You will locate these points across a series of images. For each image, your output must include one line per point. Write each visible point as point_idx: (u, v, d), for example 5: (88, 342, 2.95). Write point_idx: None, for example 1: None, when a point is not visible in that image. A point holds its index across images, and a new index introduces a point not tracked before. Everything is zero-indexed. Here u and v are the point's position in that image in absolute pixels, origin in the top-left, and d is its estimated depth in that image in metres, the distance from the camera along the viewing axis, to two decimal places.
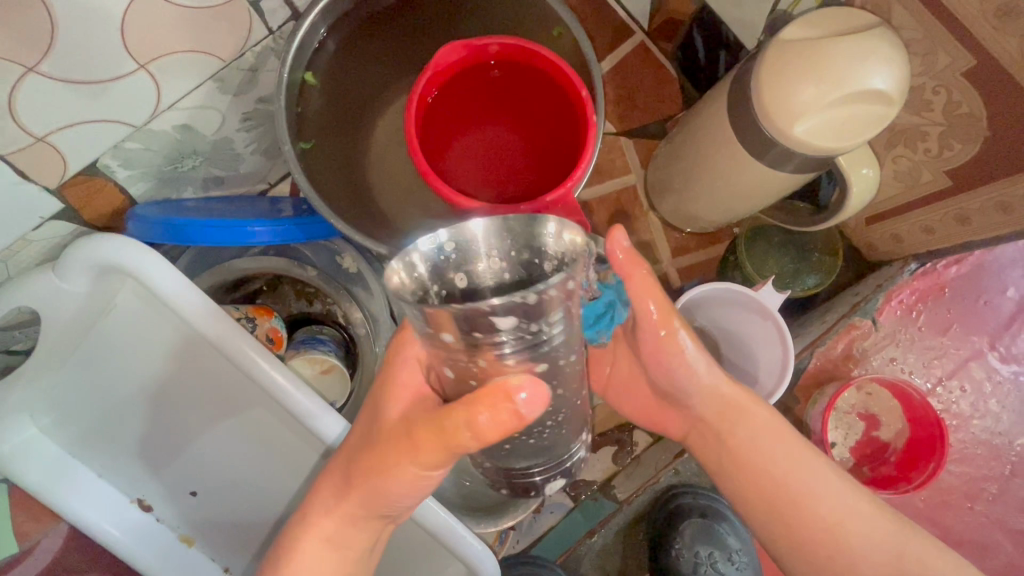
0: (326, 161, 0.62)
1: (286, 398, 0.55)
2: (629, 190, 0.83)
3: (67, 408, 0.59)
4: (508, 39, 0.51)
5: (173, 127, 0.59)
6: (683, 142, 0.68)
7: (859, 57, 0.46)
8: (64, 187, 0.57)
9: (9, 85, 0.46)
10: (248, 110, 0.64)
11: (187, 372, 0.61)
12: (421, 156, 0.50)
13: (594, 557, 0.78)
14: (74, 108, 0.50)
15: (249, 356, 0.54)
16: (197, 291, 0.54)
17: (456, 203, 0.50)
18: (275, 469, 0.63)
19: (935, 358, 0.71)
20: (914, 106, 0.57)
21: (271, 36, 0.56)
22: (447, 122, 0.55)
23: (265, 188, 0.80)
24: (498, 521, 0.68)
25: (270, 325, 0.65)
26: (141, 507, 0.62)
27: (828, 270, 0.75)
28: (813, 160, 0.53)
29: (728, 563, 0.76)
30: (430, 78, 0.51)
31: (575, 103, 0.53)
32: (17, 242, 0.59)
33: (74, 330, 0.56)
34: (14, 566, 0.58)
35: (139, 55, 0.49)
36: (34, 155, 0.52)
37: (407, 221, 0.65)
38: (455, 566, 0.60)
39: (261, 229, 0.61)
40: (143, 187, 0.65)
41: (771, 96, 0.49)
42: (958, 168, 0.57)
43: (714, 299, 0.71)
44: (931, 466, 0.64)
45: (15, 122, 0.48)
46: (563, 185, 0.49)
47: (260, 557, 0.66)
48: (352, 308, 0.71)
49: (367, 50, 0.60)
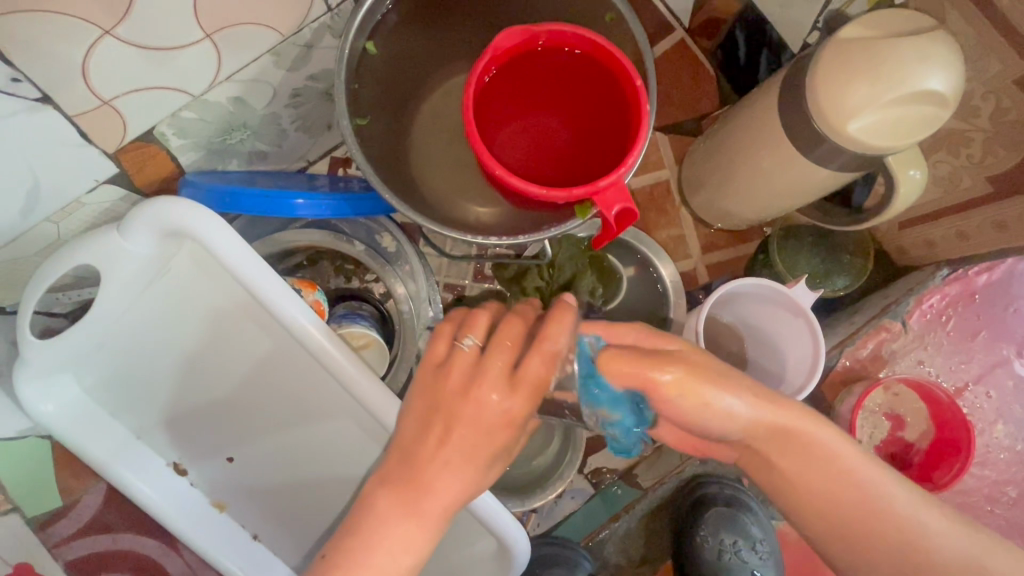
0: (377, 139, 0.63)
1: (333, 367, 0.56)
2: (663, 184, 0.84)
3: (109, 369, 0.60)
4: (566, 27, 0.52)
5: (230, 98, 0.60)
6: (723, 138, 0.68)
7: (917, 58, 0.47)
8: (121, 151, 0.58)
9: (86, 48, 0.46)
10: (299, 86, 0.65)
11: (233, 339, 0.62)
12: (477, 137, 0.51)
13: (616, 541, 0.79)
14: (141, 75, 0.51)
15: (299, 323, 0.55)
16: (253, 256, 0.55)
17: (510, 184, 0.51)
18: (312, 442, 0.64)
19: (962, 362, 0.72)
20: (960, 112, 0.58)
21: (329, 13, 0.57)
22: (500, 105, 0.56)
23: (303, 166, 0.82)
24: (526, 501, 0.71)
25: (314, 297, 0.67)
26: (177, 470, 0.64)
27: (857, 272, 0.77)
28: (861, 160, 0.54)
29: (753, 553, 0.75)
30: (488, 61, 0.52)
31: (628, 93, 0.54)
32: (70, 205, 0.60)
33: (127, 291, 0.57)
34: (63, 516, 0.62)
35: (208, 25, 0.50)
36: (99, 118, 0.53)
37: (449, 203, 0.66)
38: (487, 539, 0.61)
39: (305, 202, 0.62)
40: (193, 157, 0.66)
41: (824, 95, 0.50)
42: (1000, 175, 0.58)
43: (747, 293, 0.72)
44: (957, 467, 0.65)
45: (85, 85, 0.49)
46: (615, 172, 0.50)
47: (291, 524, 0.67)
48: (395, 283, 0.72)
49: (423, 31, 0.61)
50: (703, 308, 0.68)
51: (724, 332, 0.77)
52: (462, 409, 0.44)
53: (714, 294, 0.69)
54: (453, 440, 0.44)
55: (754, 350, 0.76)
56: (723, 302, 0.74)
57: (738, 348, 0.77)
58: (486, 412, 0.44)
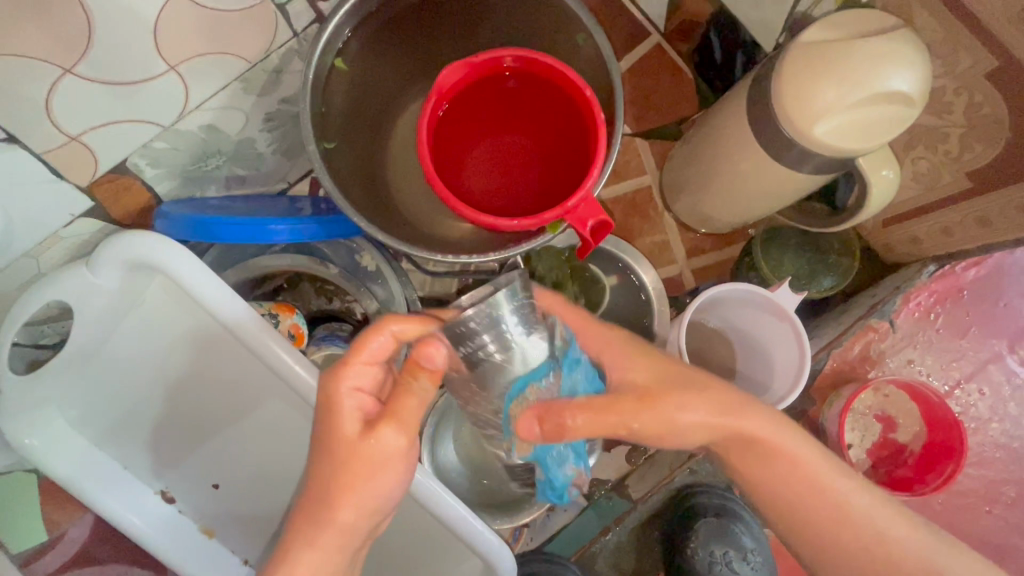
0: (348, 162, 0.62)
1: (309, 391, 0.56)
2: (645, 190, 0.83)
3: (89, 402, 0.60)
4: (511, 52, 0.52)
5: (200, 128, 0.60)
6: (701, 142, 0.67)
7: (880, 58, 0.46)
8: (95, 185, 0.58)
9: (47, 85, 0.46)
10: (270, 111, 0.65)
11: (214, 365, 0.62)
12: (436, 174, 0.51)
13: (609, 556, 0.78)
14: (107, 108, 0.51)
15: (274, 351, 0.55)
16: (223, 284, 0.56)
17: (475, 218, 0.51)
18: (295, 465, 0.65)
19: (953, 361, 0.71)
20: (935, 108, 0.57)
21: (296, 38, 0.57)
22: (461, 131, 0.56)
23: (285, 188, 0.81)
24: (514, 518, 0.71)
25: (292, 321, 0.68)
26: (163, 498, 0.63)
27: (844, 271, 0.76)
28: (833, 162, 0.53)
29: (743, 563, 0.75)
30: (438, 96, 0.53)
31: (582, 107, 0.53)
32: (48, 239, 0.61)
33: (105, 324, 0.58)
34: (48, 551, 0.63)
35: (169, 57, 0.50)
36: (68, 154, 0.53)
37: (422, 223, 0.66)
38: (473, 560, 0.61)
39: (281, 227, 0.62)
40: (169, 186, 0.66)
41: (790, 99, 0.50)
42: (979, 170, 0.57)
43: (734, 299, 0.70)
44: (949, 470, 0.64)
45: (51, 123, 0.49)
46: (582, 189, 0.50)
47: (279, 550, 0.67)
48: (372, 303, 0.73)
49: (386, 53, 0.61)
50: (686, 314, 0.67)
51: (714, 340, 0.76)
52: (327, 428, 0.46)
53: (694, 301, 0.67)
54: (331, 465, 0.45)
55: (743, 355, 0.74)
56: (706, 308, 0.74)
57: (727, 354, 0.75)
58: (342, 430, 0.45)
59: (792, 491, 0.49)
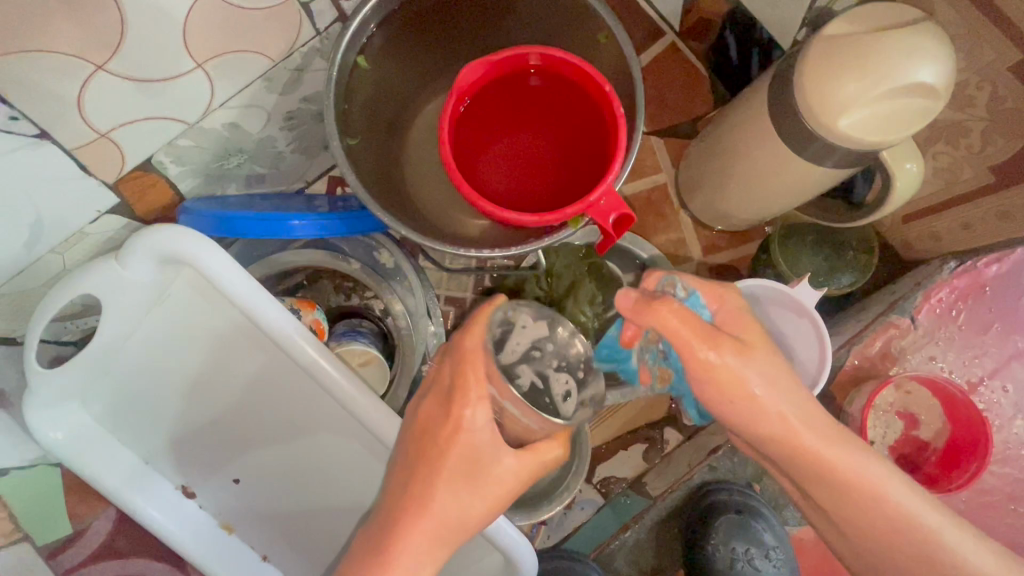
0: (369, 159, 0.63)
1: (331, 386, 0.57)
2: (660, 188, 0.83)
3: (113, 396, 0.61)
4: (533, 49, 0.52)
5: (223, 126, 0.61)
6: (718, 137, 0.68)
7: (904, 50, 0.46)
8: (121, 181, 0.59)
9: (80, 82, 0.47)
10: (292, 109, 0.66)
11: (234, 361, 0.62)
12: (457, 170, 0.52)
13: (627, 553, 0.78)
14: (135, 105, 0.52)
15: (297, 345, 0.56)
16: (247, 278, 0.56)
17: (497, 213, 0.52)
18: (315, 461, 0.65)
19: (976, 358, 0.70)
20: (957, 102, 0.57)
21: (319, 36, 0.58)
22: (482, 128, 0.57)
23: (303, 187, 0.82)
24: (532, 515, 0.71)
25: (313, 316, 0.68)
26: (185, 493, 0.64)
27: (863, 267, 0.76)
28: (855, 156, 0.53)
29: (765, 561, 0.74)
30: (459, 93, 0.53)
31: (603, 103, 0.54)
32: (74, 235, 0.61)
33: (130, 318, 0.59)
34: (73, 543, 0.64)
35: (197, 54, 0.51)
36: (96, 150, 0.54)
37: (441, 220, 0.66)
38: (495, 555, 0.61)
39: (301, 223, 0.62)
40: (192, 183, 0.67)
41: (812, 92, 0.50)
42: (1001, 165, 0.57)
43: (753, 295, 0.70)
44: (975, 467, 0.63)
45: (82, 120, 0.50)
46: (603, 183, 0.50)
47: (299, 544, 0.67)
48: (392, 298, 0.73)
49: (407, 52, 0.61)
50: None
51: None
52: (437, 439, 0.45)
53: None
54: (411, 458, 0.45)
55: None
56: None
57: None
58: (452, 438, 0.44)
59: (851, 493, 0.47)
